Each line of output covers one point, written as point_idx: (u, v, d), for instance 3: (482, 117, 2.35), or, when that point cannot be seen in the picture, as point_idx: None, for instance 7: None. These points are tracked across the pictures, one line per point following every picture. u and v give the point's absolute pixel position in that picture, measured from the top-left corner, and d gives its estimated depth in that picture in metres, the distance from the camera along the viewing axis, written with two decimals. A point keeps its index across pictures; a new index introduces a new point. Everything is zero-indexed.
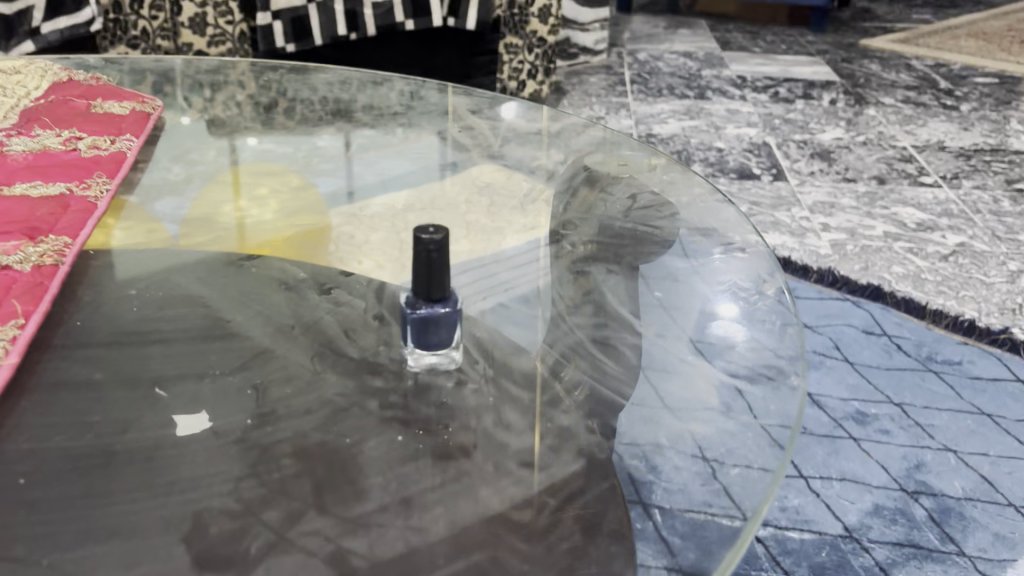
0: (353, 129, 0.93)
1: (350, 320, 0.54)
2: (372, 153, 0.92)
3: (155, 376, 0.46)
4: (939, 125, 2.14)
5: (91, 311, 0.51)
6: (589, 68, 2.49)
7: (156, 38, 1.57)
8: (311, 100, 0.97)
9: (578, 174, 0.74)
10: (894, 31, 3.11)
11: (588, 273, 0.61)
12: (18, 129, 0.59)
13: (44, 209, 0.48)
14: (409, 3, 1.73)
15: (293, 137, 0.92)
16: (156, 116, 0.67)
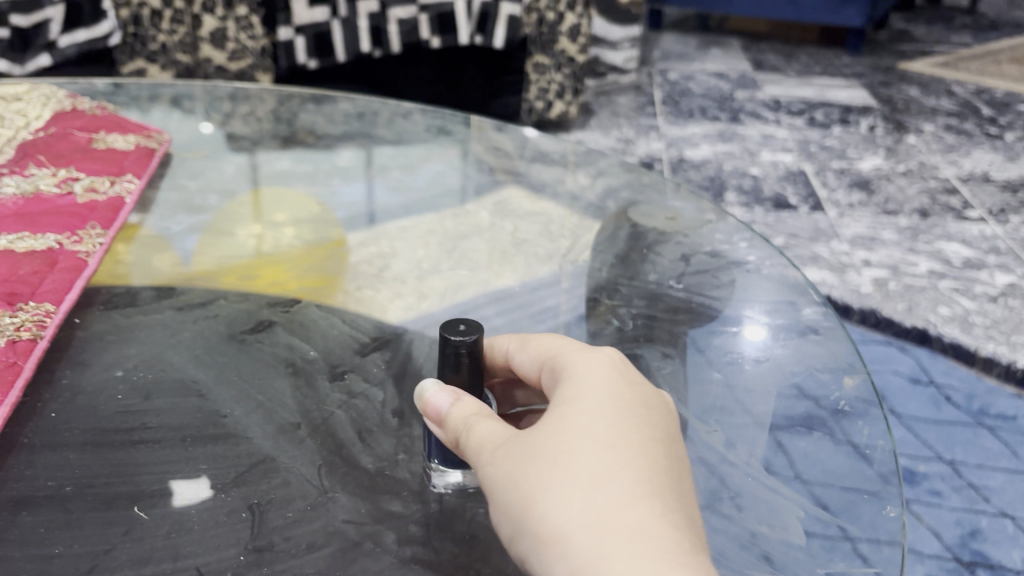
0: (375, 146, 0.88)
1: (363, 419, 0.45)
2: (395, 173, 0.87)
3: (134, 492, 0.38)
4: (984, 155, 2.07)
5: (68, 403, 0.44)
6: (618, 87, 2.44)
7: (175, 51, 1.52)
8: (336, 121, 0.93)
9: (623, 229, 0.71)
10: (934, 54, 3.04)
11: (640, 359, 0.54)
12: (11, 167, 0.55)
13: (28, 266, 0.43)
14: (435, 21, 1.69)
15: (314, 151, 0.88)
16: (162, 153, 0.62)
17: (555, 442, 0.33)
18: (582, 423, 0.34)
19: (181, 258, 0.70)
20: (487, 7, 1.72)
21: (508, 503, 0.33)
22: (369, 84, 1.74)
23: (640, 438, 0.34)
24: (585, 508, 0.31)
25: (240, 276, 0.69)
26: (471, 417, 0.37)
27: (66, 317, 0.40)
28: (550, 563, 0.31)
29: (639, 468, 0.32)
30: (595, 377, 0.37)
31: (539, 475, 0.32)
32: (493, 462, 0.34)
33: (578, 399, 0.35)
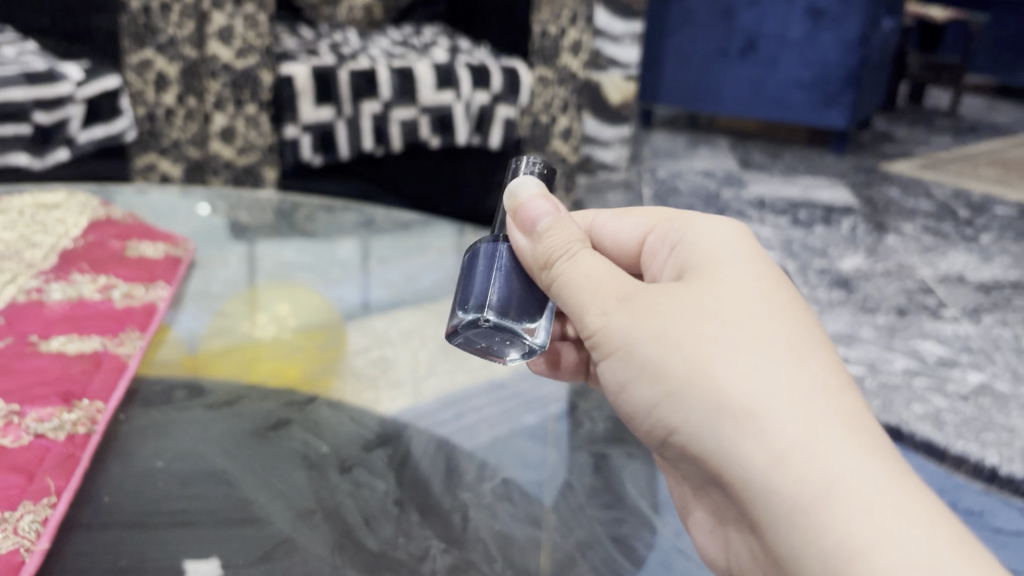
0: (371, 239, 1.03)
1: (369, 506, 0.51)
2: (391, 263, 0.99)
3: (175, 566, 0.44)
4: (961, 256, 2.16)
5: (117, 487, 0.50)
6: (609, 183, 2.55)
7: (186, 145, 1.68)
8: (332, 229, 1.05)
9: None
10: (915, 156, 3.17)
11: (608, 457, 0.61)
12: (55, 273, 0.62)
13: (77, 365, 0.49)
14: (435, 121, 1.79)
15: (317, 242, 1.02)
16: (187, 261, 0.68)
17: (713, 317, 0.40)
18: (725, 296, 0.41)
19: (199, 356, 0.74)
20: (483, 110, 1.84)
21: (665, 362, 0.40)
22: (372, 182, 1.82)
23: (779, 303, 0.41)
24: (752, 367, 0.38)
25: (264, 371, 0.73)
26: (570, 247, 0.45)
27: (115, 413, 0.46)
28: (712, 408, 0.38)
29: (786, 333, 0.40)
30: (722, 255, 0.44)
31: (698, 341, 0.40)
32: (641, 322, 0.41)
33: (723, 278, 0.42)
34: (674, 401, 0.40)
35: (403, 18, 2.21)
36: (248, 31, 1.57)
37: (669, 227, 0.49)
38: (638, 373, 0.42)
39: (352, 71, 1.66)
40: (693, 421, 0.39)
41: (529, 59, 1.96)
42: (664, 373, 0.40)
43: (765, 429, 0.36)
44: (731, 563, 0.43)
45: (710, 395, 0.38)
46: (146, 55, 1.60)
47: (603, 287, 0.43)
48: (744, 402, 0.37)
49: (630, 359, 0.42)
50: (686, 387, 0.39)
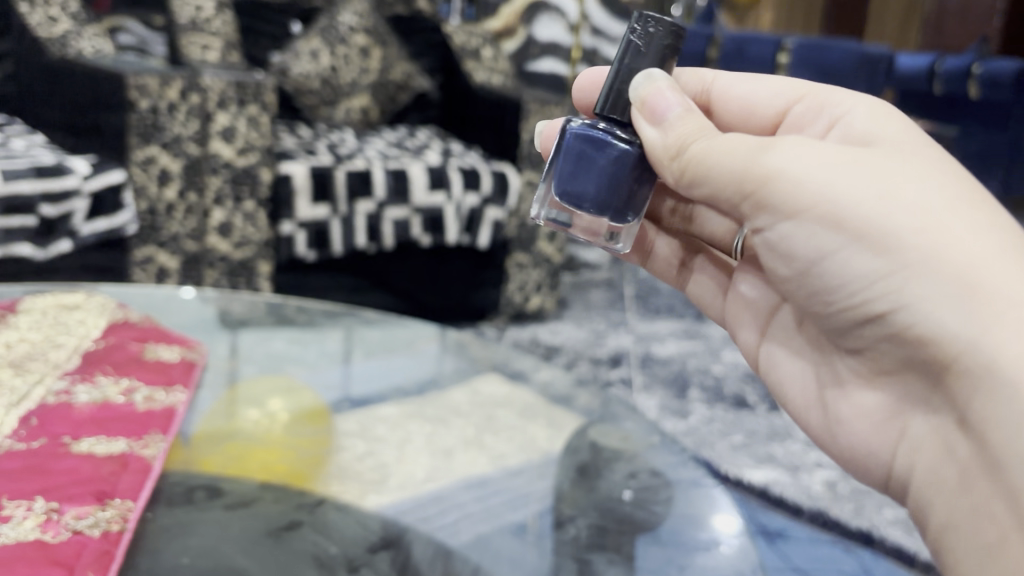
0: (359, 331, 1.08)
1: None
2: (379, 353, 1.06)
3: None
4: None
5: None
6: (592, 281, 2.61)
7: (184, 238, 1.62)
8: (325, 326, 1.09)
9: (583, 443, 0.84)
10: None
11: (590, 561, 0.66)
12: (80, 373, 0.67)
13: (107, 466, 0.54)
14: (427, 220, 1.85)
15: (307, 331, 1.08)
16: (200, 365, 0.73)
17: (958, 213, 0.49)
18: (945, 181, 0.50)
19: (200, 452, 0.75)
20: (473, 211, 1.91)
21: (892, 234, 0.50)
22: (364, 276, 1.87)
23: (991, 191, 0.51)
24: (986, 251, 0.48)
25: (253, 464, 0.75)
26: (700, 134, 0.56)
27: (143, 511, 0.52)
28: (947, 282, 0.48)
29: (1006, 221, 0.49)
30: (926, 143, 0.54)
31: (930, 221, 0.49)
32: (866, 193, 0.50)
33: (953, 176, 0.51)
34: (896, 267, 0.50)
35: (397, 120, 2.29)
36: (250, 132, 1.62)
37: (816, 96, 0.64)
38: (851, 237, 0.51)
39: (349, 172, 1.73)
40: (916, 289, 0.49)
41: (519, 166, 2.00)
42: (886, 242, 0.50)
43: (1002, 307, 0.47)
44: (904, 445, 0.56)
45: (942, 267, 0.48)
46: (151, 152, 1.54)
47: (826, 159, 0.52)
48: (978, 278, 0.47)
49: (843, 225, 0.51)
50: (921, 260, 0.49)
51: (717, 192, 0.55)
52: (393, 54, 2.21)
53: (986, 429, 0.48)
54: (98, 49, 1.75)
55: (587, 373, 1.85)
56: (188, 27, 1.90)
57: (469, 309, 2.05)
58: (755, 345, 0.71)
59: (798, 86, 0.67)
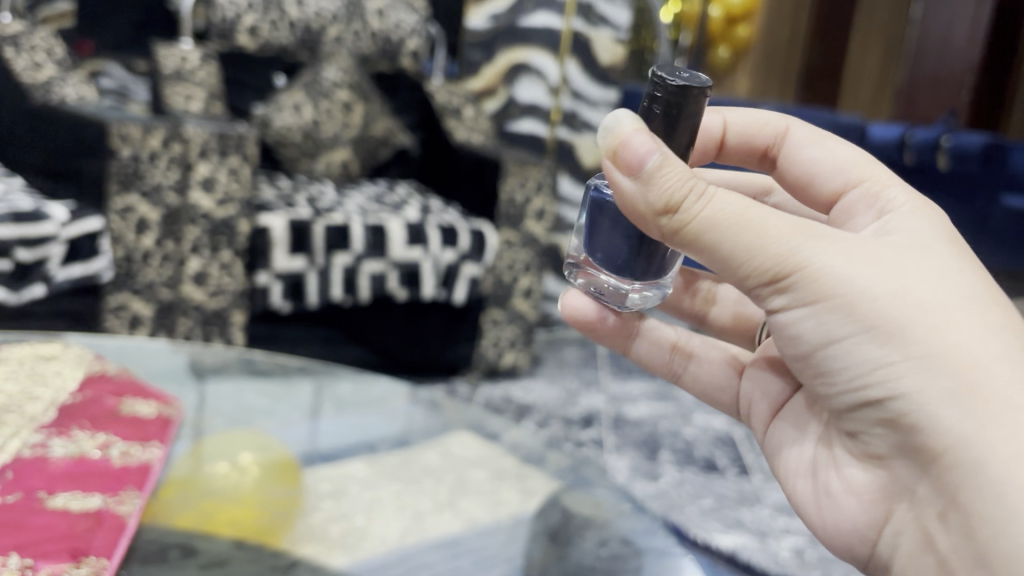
0: (331, 386, 1.09)
1: None
2: (350, 409, 1.06)
3: None
4: None
5: None
6: (566, 339, 2.62)
7: (159, 287, 1.61)
8: (295, 379, 1.10)
9: (556, 511, 0.85)
10: None
11: None
12: (56, 427, 0.67)
13: (82, 523, 0.54)
14: (404, 274, 1.86)
15: (279, 383, 1.08)
16: (176, 420, 0.74)
17: (970, 312, 0.50)
18: (956, 282, 0.52)
19: (172, 509, 0.74)
20: (451, 267, 1.92)
21: (904, 328, 0.50)
22: (338, 328, 1.86)
23: (993, 294, 0.53)
24: (991, 354, 0.49)
25: (227, 523, 0.74)
26: (693, 188, 0.51)
27: (117, 568, 0.52)
28: (950, 379, 0.49)
29: (1011, 326, 0.51)
30: (937, 241, 0.55)
31: (941, 320, 0.50)
32: (882, 286, 0.51)
33: (961, 270, 0.52)
34: (904, 360, 0.50)
35: (376, 175, 2.32)
36: (230, 182, 1.64)
37: (873, 186, 0.63)
38: (863, 326, 0.51)
39: (327, 226, 1.74)
40: (919, 383, 0.50)
41: (497, 224, 2.03)
42: (898, 332, 0.50)
43: (1003, 410, 0.48)
44: (887, 529, 0.56)
45: (948, 365, 0.49)
46: (130, 200, 1.55)
47: (845, 248, 0.51)
48: (980, 380, 0.48)
49: (856, 314, 0.51)
50: (929, 356, 0.50)
51: (714, 262, 0.52)
52: (376, 109, 2.25)
53: (968, 515, 0.49)
54: (81, 95, 1.78)
55: (559, 433, 1.85)
56: (171, 76, 1.93)
57: (443, 364, 2.05)
58: (764, 426, 0.69)
59: (865, 170, 0.65)
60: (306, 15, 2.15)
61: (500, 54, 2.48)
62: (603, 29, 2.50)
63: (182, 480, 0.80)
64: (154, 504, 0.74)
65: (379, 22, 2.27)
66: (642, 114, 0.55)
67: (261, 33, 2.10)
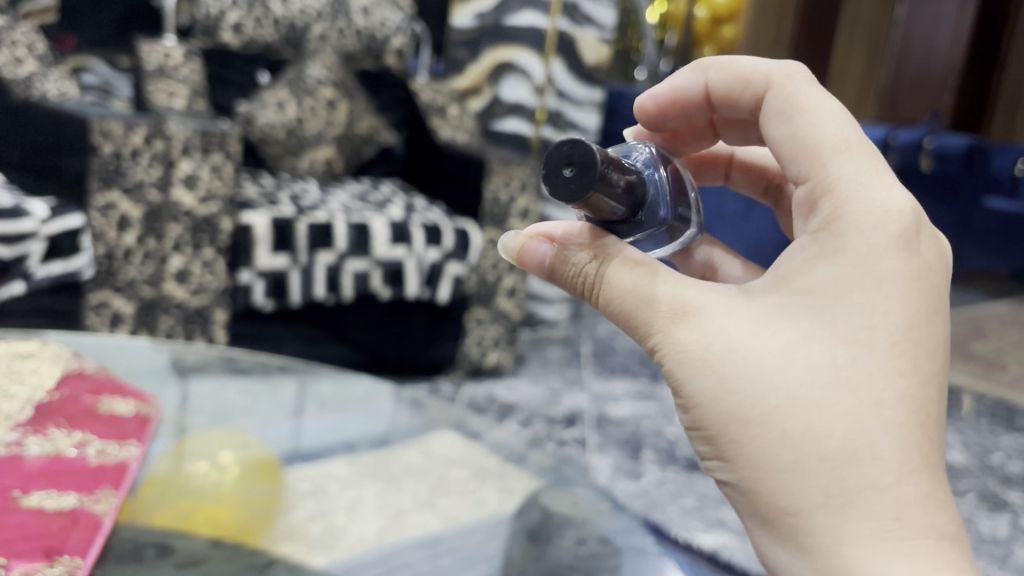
0: (314, 385, 1.09)
1: None
2: (332, 407, 1.06)
3: None
4: None
5: None
6: (550, 339, 2.62)
7: (141, 284, 1.61)
8: (273, 375, 1.10)
9: (536, 511, 0.85)
10: None
11: None
12: (33, 426, 0.67)
13: (56, 522, 0.54)
14: (387, 273, 1.86)
15: (261, 381, 1.08)
16: (154, 418, 0.73)
17: (783, 419, 0.47)
18: (783, 375, 0.47)
19: (150, 507, 0.74)
20: (434, 266, 1.92)
21: (714, 433, 0.49)
22: (321, 327, 1.85)
23: (841, 378, 0.47)
24: (786, 467, 0.47)
25: (204, 522, 0.74)
26: (580, 278, 0.53)
27: (91, 568, 0.51)
28: (748, 488, 0.48)
29: (834, 427, 0.46)
30: (803, 303, 0.49)
31: (748, 430, 0.48)
32: (698, 388, 0.49)
33: (797, 356, 0.48)
34: (717, 459, 0.50)
35: (360, 173, 2.31)
36: (213, 180, 1.63)
37: (814, 189, 0.51)
38: (688, 420, 0.51)
39: (311, 224, 1.73)
40: (727, 481, 0.50)
41: (481, 224, 2.03)
42: (710, 435, 0.49)
43: (788, 524, 0.47)
44: None
45: (746, 472, 0.48)
46: (112, 197, 1.54)
47: (674, 343, 0.49)
48: (772, 492, 0.47)
49: (681, 409, 0.51)
50: (732, 461, 0.49)
51: None
52: (359, 108, 2.24)
53: None
54: (63, 91, 1.76)
55: (541, 432, 1.85)
56: (154, 73, 1.91)
57: (426, 363, 2.05)
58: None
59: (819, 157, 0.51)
60: (290, 13, 2.14)
61: (486, 52, 2.47)
62: (588, 28, 2.51)
63: (158, 479, 0.80)
64: (132, 503, 0.74)
65: (364, 20, 2.26)
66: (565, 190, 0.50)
67: (245, 30, 2.11)
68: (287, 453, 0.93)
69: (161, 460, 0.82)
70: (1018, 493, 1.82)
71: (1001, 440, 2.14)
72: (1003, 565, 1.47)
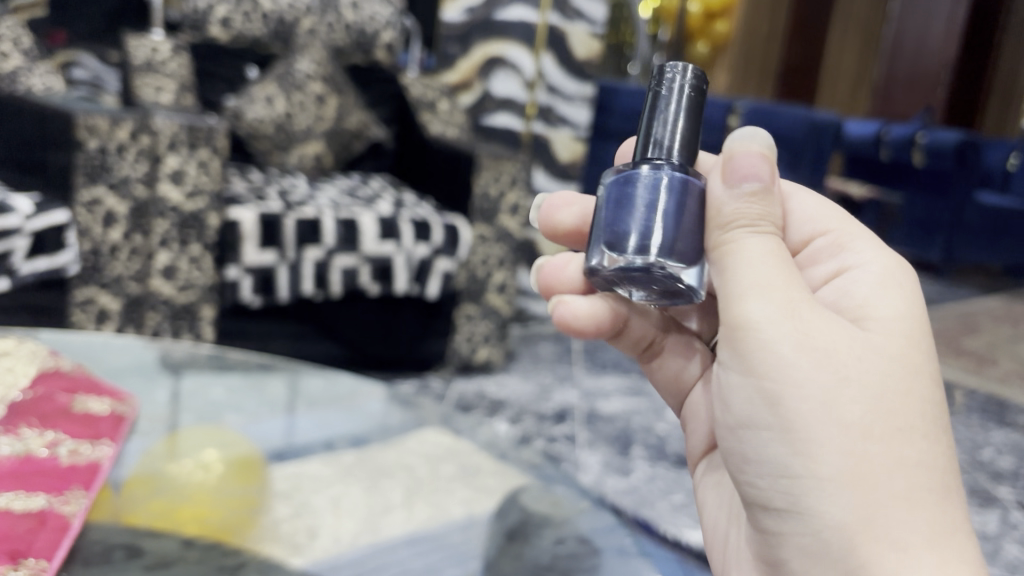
0: (303, 379, 1.08)
1: None
2: (318, 404, 1.05)
3: None
4: None
5: None
6: (542, 334, 2.61)
7: (127, 280, 1.59)
8: (253, 368, 1.09)
9: (516, 513, 0.84)
10: None
11: None
12: (5, 425, 0.66)
13: (23, 525, 0.54)
14: (376, 269, 1.85)
15: (248, 377, 1.07)
16: (130, 418, 0.73)
17: (906, 438, 0.48)
18: (907, 401, 0.48)
19: (126, 506, 0.73)
20: (423, 262, 1.91)
21: (824, 442, 0.48)
22: (308, 322, 1.84)
23: (942, 417, 0.49)
24: (901, 491, 0.47)
25: (180, 522, 0.73)
26: (759, 223, 0.50)
27: (58, 571, 0.51)
28: (845, 505, 0.48)
29: (940, 464, 0.48)
30: (912, 334, 0.51)
31: (870, 446, 0.47)
32: (816, 391, 0.48)
33: (913, 384, 0.49)
34: (810, 467, 0.48)
35: (351, 168, 2.29)
36: (200, 175, 1.62)
37: (842, 235, 0.58)
38: (782, 424, 0.49)
39: (299, 220, 1.72)
40: (817, 495, 0.48)
41: (470, 220, 2.02)
42: (817, 442, 0.48)
43: (886, 548, 0.47)
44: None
45: (856, 485, 0.47)
46: (98, 192, 1.52)
47: (808, 338, 0.48)
48: (880, 510, 0.47)
49: (781, 408, 0.49)
50: (835, 475, 0.48)
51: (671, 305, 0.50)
52: (350, 102, 2.21)
53: None
54: (49, 86, 1.75)
55: (531, 429, 1.85)
56: (142, 67, 1.90)
57: (415, 359, 2.04)
58: (698, 456, 0.67)
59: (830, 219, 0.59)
60: (278, 6, 2.13)
61: (476, 47, 2.45)
62: (579, 22, 2.50)
63: (139, 477, 0.78)
64: (111, 500, 0.73)
65: (354, 14, 2.24)
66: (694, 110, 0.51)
67: (233, 24, 2.11)
68: (270, 451, 0.92)
69: (142, 457, 0.81)
70: (1009, 488, 1.81)
71: (992, 435, 2.13)
72: (992, 562, 1.46)
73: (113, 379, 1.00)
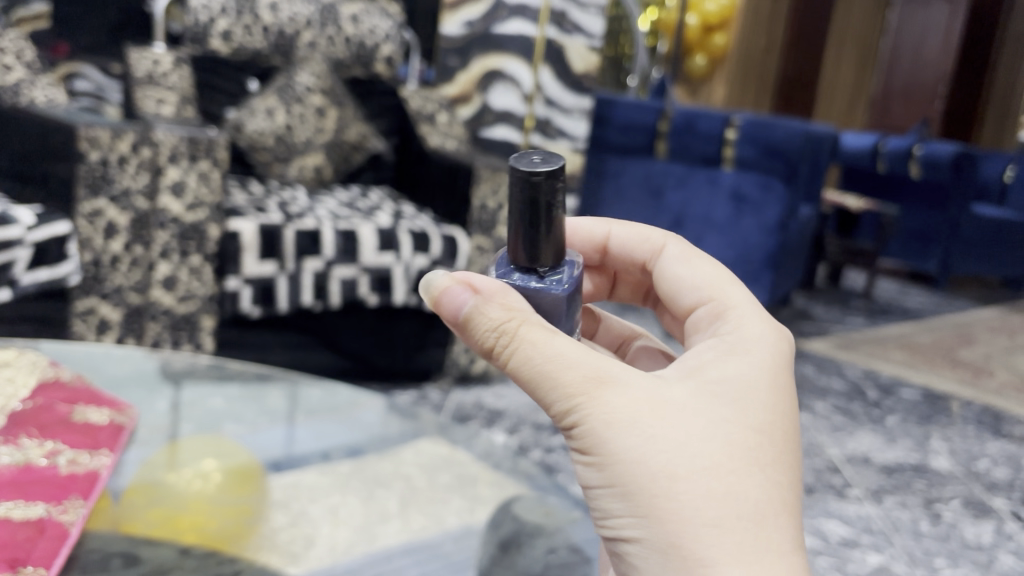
0: (303, 387, 1.08)
1: None
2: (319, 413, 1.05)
3: None
4: (878, 425, 2.18)
5: None
6: None
7: (127, 290, 1.61)
8: (253, 377, 1.10)
9: (511, 524, 0.84)
10: (845, 318, 3.25)
11: None
12: (6, 435, 0.68)
13: (23, 533, 0.55)
14: (375, 280, 1.85)
15: (247, 387, 1.08)
16: (128, 427, 0.74)
17: (710, 477, 0.50)
18: (712, 441, 0.51)
19: (125, 515, 0.74)
20: (422, 273, 1.92)
21: (642, 492, 0.50)
22: (307, 332, 1.86)
23: (756, 451, 0.51)
24: (711, 523, 0.49)
25: (175, 532, 0.74)
26: (501, 329, 0.51)
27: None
28: (665, 540, 0.50)
29: (756, 497, 0.50)
30: (722, 386, 0.53)
31: (678, 486, 0.50)
32: (627, 449, 0.50)
33: (722, 427, 0.51)
34: (634, 517, 0.50)
35: (351, 178, 2.29)
36: (200, 187, 1.63)
37: (719, 305, 0.61)
38: (606, 482, 0.51)
39: (298, 231, 1.73)
40: (643, 543, 0.50)
41: (469, 231, 2.02)
42: (633, 494, 0.50)
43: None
44: None
45: (669, 525, 0.49)
46: (99, 205, 1.54)
47: (604, 406, 0.50)
48: (692, 548, 0.49)
49: (602, 465, 0.51)
50: (654, 522, 0.50)
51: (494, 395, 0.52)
52: (349, 115, 2.22)
53: None
54: (52, 98, 1.76)
55: (528, 439, 1.86)
56: (144, 81, 1.92)
57: (414, 370, 2.04)
58: None
59: (717, 285, 0.63)
60: (280, 20, 2.15)
61: (475, 61, 2.51)
62: (577, 37, 2.51)
63: (137, 486, 0.80)
64: (108, 511, 0.74)
65: (354, 28, 2.25)
66: (528, 207, 0.54)
67: (233, 37, 2.12)
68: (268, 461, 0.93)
69: (142, 467, 0.82)
70: (1004, 500, 1.81)
71: (988, 446, 2.14)
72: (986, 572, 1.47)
73: (113, 389, 1.01)
